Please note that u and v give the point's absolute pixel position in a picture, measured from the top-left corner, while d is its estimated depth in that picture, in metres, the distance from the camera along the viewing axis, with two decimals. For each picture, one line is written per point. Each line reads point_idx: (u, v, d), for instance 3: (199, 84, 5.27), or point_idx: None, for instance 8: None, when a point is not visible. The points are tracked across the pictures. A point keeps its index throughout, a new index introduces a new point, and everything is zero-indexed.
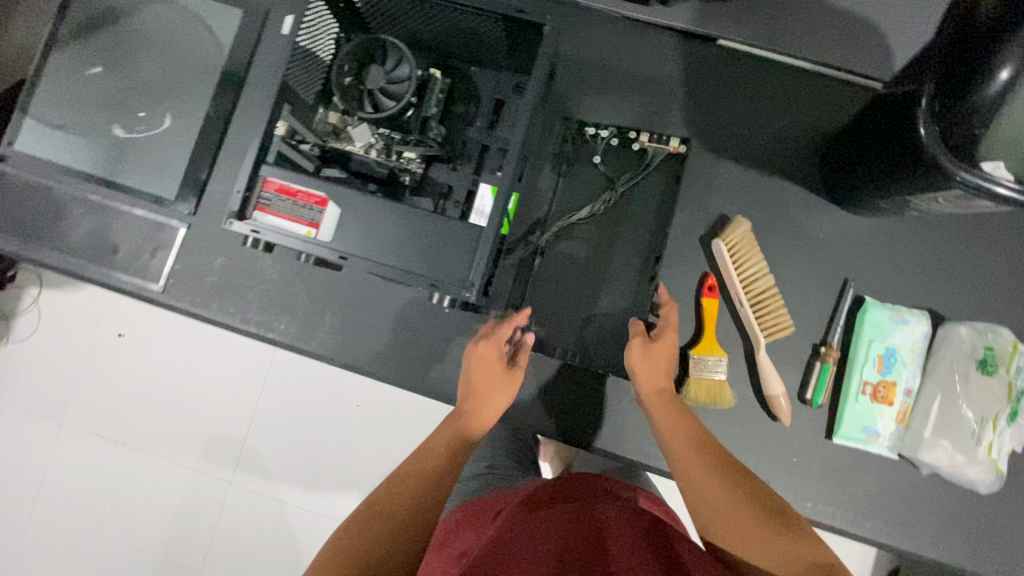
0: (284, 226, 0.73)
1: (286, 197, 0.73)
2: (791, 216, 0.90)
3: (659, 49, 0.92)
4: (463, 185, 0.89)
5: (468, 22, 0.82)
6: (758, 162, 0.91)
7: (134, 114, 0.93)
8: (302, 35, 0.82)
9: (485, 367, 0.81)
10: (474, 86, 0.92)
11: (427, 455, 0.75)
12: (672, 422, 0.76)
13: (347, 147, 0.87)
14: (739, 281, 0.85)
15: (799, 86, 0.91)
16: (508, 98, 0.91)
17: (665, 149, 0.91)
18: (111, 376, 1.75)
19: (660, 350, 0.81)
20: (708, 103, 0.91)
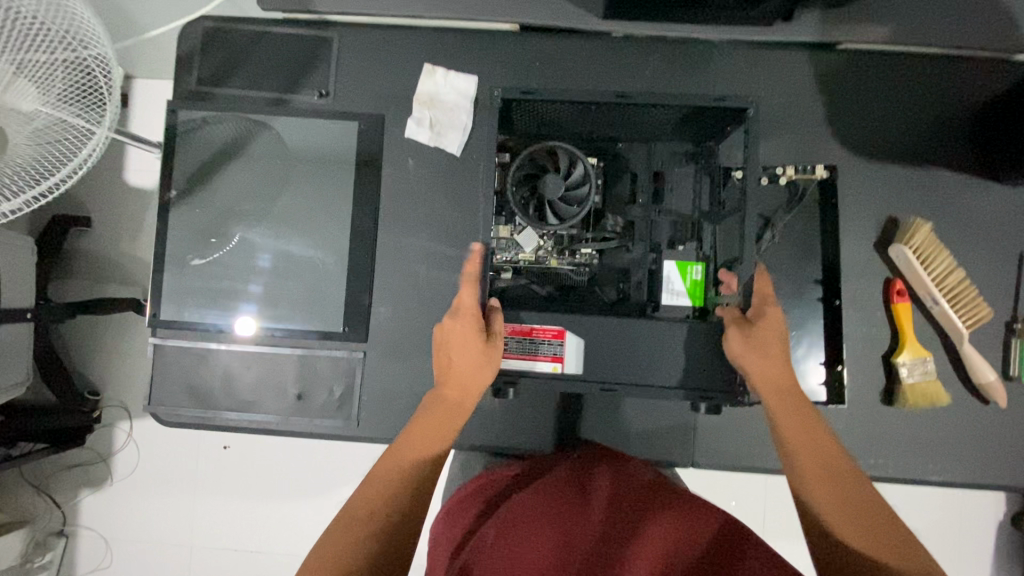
0: (528, 365, 0.78)
1: (522, 338, 0.78)
2: (956, 201, 0.90)
3: (789, 67, 0.92)
4: (640, 267, 0.86)
5: (641, 110, 0.81)
6: (913, 156, 0.91)
7: (208, 240, 0.94)
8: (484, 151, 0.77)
9: (451, 348, 0.74)
10: (627, 161, 0.90)
11: (397, 451, 0.68)
12: (788, 422, 0.67)
13: (518, 256, 0.83)
14: (931, 280, 0.86)
15: (934, 73, 0.91)
16: (666, 167, 0.89)
17: (813, 179, 0.88)
18: (231, 495, 1.51)
19: (770, 338, 0.71)
20: (851, 109, 0.91)
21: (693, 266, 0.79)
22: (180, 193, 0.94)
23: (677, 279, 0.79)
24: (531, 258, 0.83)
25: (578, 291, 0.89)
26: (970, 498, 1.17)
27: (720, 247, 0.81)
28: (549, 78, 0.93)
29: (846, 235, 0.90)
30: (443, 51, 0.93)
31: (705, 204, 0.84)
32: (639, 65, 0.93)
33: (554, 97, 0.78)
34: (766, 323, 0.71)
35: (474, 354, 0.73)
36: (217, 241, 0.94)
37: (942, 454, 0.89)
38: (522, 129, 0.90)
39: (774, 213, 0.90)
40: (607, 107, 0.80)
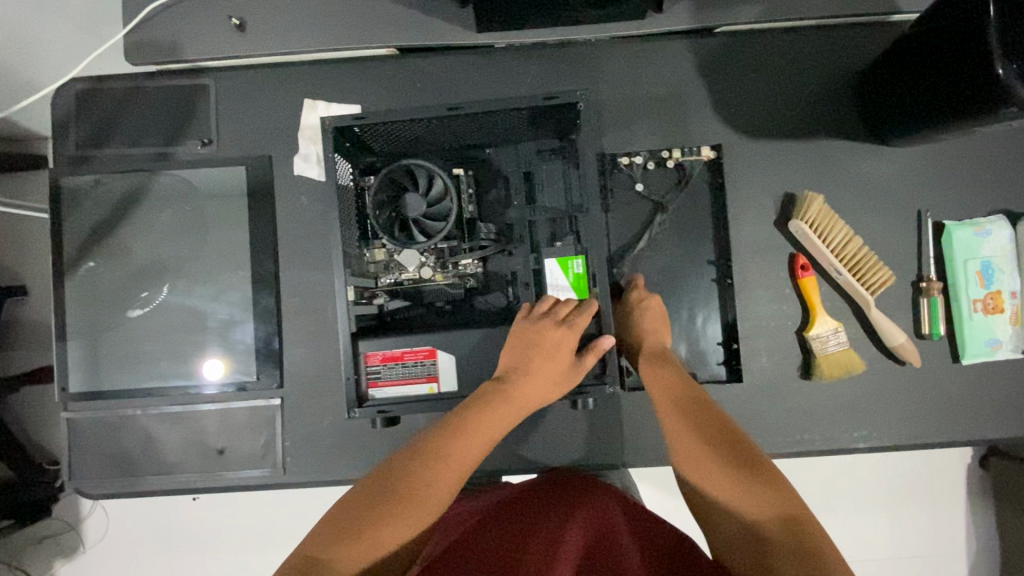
0: (404, 390, 0.78)
1: (393, 363, 0.78)
2: (849, 170, 0.91)
3: (668, 56, 0.92)
4: (527, 269, 0.86)
5: (489, 116, 0.82)
6: (800, 130, 0.91)
7: (138, 295, 0.92)
8: (342, 180, 0.80)
9: (558, 354, 0.76)
10: (495, 167, 0.90)
11: (434, 463, 0.68)
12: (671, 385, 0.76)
13: (401, 276, 0.84)
14: (828, 250, 0.87)
15: (810, 45, 0.92)
16: (535, 166, 0.88)
17: (699, 158, 0.90)
18: (195, 547, 1.41)
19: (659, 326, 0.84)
20: (733, 92, 0.91)
21: (573, 261, 0.81)
22: (97, 261, 0.92)
23: (559, 273, 0.81)
24: (415, 277, 0.84)
25: (470, 299, 0.89)
26: (924, 455, 1.18)
27: (590, 236, 0.80)
28: (428, 97, 0.92)
29: (745, 217, 0.90)
30: (322, 84, 0.92)
31: (575, 195, 0.83)
32: (514, 73, 0.92)
33: (392, 117, 0.79)
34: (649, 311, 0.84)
35: (558, 358, 0.76)
36: (148, 293, 0.92)
37: (865, 419, 0.89)
38: (388, 151, 0.90)
39: (664, 199, 0.91)
40: (448, 118, 0.81)
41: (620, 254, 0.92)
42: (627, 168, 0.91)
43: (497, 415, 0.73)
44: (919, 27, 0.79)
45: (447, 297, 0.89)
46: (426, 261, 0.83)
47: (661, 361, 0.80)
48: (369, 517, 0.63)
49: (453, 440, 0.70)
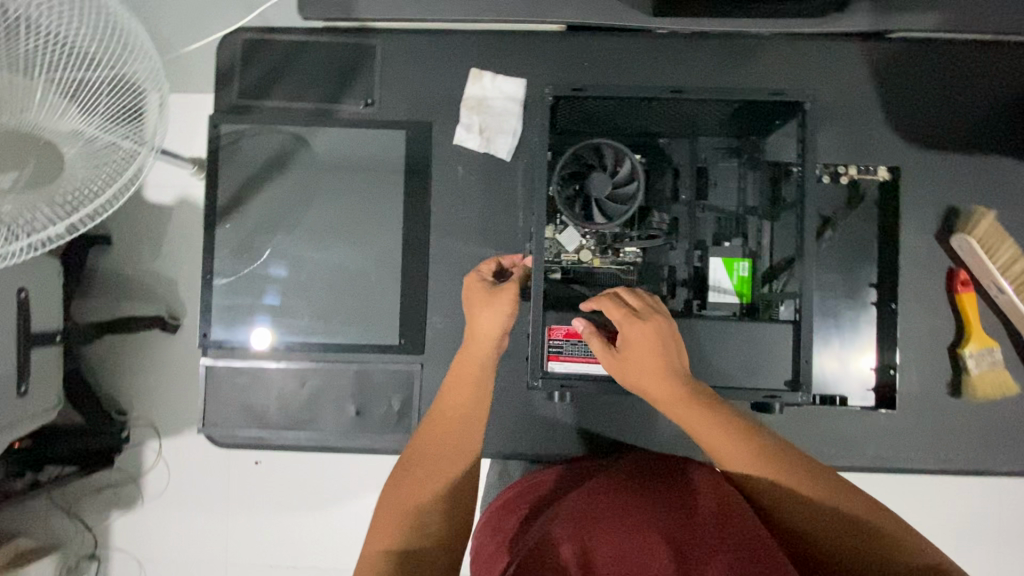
0: (587, 368, 0.77)
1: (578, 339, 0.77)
2: (1017, 188, 0.89)
3: (842, 58, 0.90)
4: (685, 266, 0.87)
5: (687, 107, 0.82)
6: (970, 144, 0.89)
7: (254, 255, 0.92)
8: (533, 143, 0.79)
9: (472, 295, 0.78)
10: (669, 160, 0.89)
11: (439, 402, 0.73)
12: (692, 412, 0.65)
13: (562, 255, 0.84)
14: (996, 269, 0.85)
15: (985, 58, 0.90)
16: (709, 162, 0.89)
17: (874, 179, 0.87)
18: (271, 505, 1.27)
19: (644, 354, 0.68)
20: (904, 100, 0.90)
21: (739, 263, 0.84)
22: (225, 210, 0.92)
23: (722, 271, 0.85)
24: (573, 257, 0.84)
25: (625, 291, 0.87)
26: None
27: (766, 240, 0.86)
28: (599, 77, 0.91)
29: (907, 226, 0.88)
30: (489, 54, 0.91)
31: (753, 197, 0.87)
32: (686, 60, 0.91)
33: (598, 90, 0.79)
34: (629, 344, 0.69)
35: (491, 304, 0.76)
36: (264, 254, 0.92)
37: (1009, 443, 0.88)
38: (565, 126, 0.88)
39: (835, 213, 0.88)
40: (647, 100, 0.80)
41: None
42: None
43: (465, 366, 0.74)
44: None
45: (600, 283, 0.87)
46: (587, 245, 0.83)
47: (635, 379, 0.69)
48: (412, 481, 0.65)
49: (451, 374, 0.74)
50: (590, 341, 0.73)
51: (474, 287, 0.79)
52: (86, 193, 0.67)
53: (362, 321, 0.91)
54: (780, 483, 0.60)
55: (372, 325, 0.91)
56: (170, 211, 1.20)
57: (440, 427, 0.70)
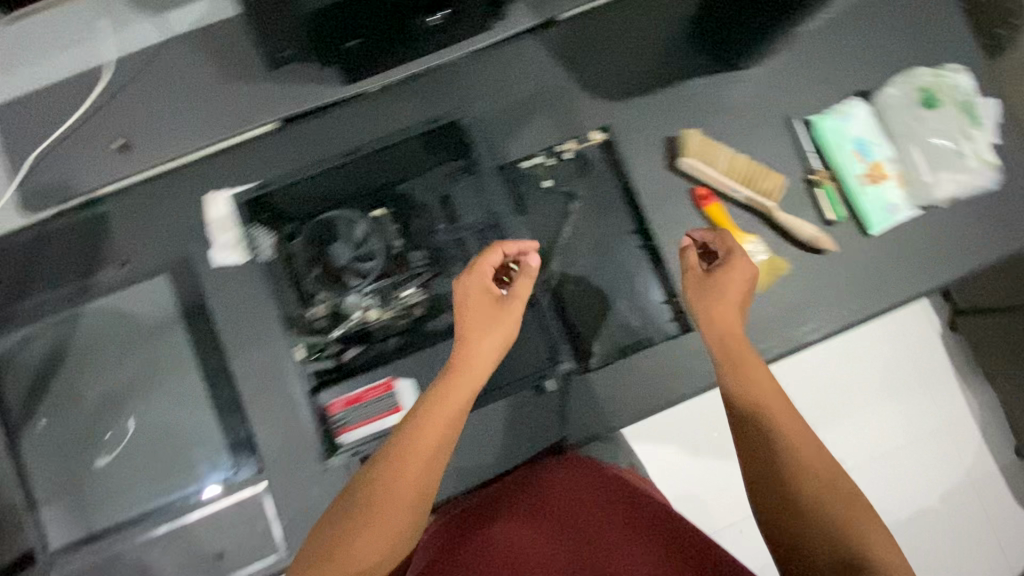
0: (373, 426, 0.88)
1: (356, 405, 0.89)
2: (711, 100, 0.98)
3: (522, 54, 0.99)
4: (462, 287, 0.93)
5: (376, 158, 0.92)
6: (658, 80, 0.99)
7: (64, 451, 0.90)
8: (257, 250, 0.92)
9: (476, 301, 0.78)
10: (416, 200, 0.95)
11: (417, 429, 0.68)
12: (746, 349, 0.73)
13: (349, 324, 0.89)
14: (719, 176, 0.94)
15: (638, 7, 1.01)
16: (450, 188, 0.95)
17: (591, 143, 0.97)
18: None
19: (734, 282, 0.77)
20: (589, 66, 0.99)
21: None
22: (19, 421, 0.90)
23: None
24: (361, 321, 0.90)
25: (423, 330, 0.91)
26: None
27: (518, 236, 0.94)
28: (318, 155, 0.96)
29: (637, 169, 0.96)
30: (217, 175, 0.95)
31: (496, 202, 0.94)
32: (394, 110, 0.98)
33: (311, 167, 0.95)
34: (725, 274, 0.78)
35: (493, 325, 0.77)
36: (72, 447, 0.90)
37: (806, 313, 0.94)
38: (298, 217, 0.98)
39: (571, 186, 0.97)
40: (359, 154, 0.95)
41: (549, 247, 0.96)
42: (531, 172, 0.97)
43: (454, 393, 0.71)
44: None
45: (395, 329, 0.91)
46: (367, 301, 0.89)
47: (716, 294, 0.77)
48: (353, 519, 0.64)
49: (442, 397, 0.70)
50: (686, 255, 0.84)
51: (467, 291, 0.78)
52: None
53: (192, 467, 0.90)
54: (805, 467, 0.62)
55: (204, 465, 0.90)
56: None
57: (418, 454, 0.66)
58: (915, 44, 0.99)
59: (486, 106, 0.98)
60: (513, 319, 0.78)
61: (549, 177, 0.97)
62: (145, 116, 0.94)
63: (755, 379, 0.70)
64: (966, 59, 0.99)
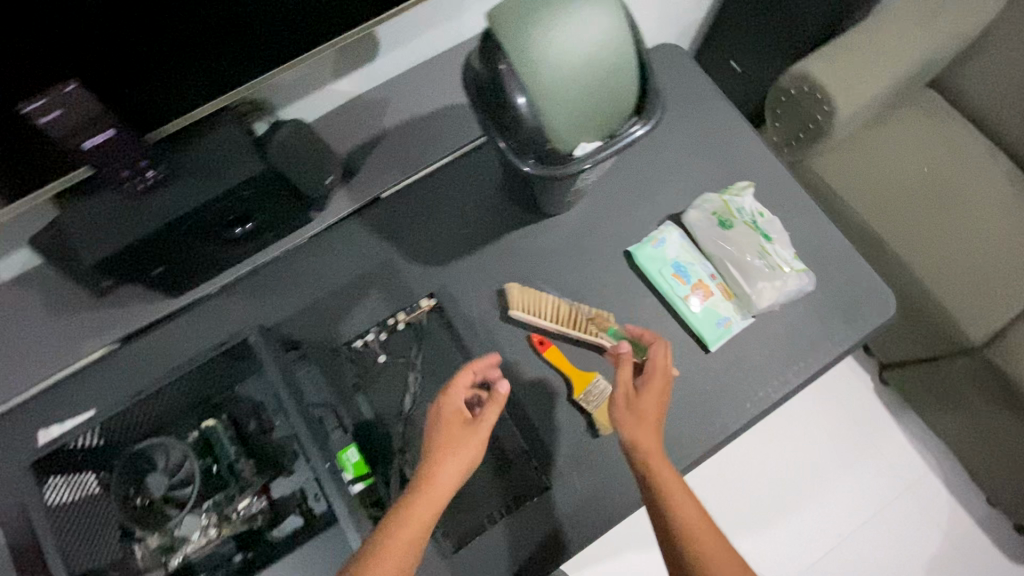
0: None
1: None
2: (532, 248, 1.03)
3: (348, 235, 1.03)
4: (302, 483, 0.89)
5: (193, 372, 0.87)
6: (478, 240, 1.04)
7: None
8: (56, 500, 0.78)
9: (448, 422, 0.80)
10: (252, 401, 0.93)
11: (398, 536, 0.70)
12: (651, 442, 0.80)
13: (184, 551, 0.83)
14: (548, 323, 0.96)
15: (452, 174, 1.08)
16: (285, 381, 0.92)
17: (421, 312, 1.00)
18: None
19: (654, 396, 0.83)
20: (413, 236, 1.04)
21: (348, 451, 0.88)
22: None
23: None
24: (200, 542, 0.84)
25: (265, 545, 0.86)
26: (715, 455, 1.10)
27: (359, 418, 0.93)
28: (150, 373, 0.97)
29: (472, 327, 0.99)
30: (57, 409, 0.96)
31: (329, 390, 0.94)
32: (225, 313, 1.00)
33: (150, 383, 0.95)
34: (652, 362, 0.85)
35: (463, 444, 0.78)
36: None
37: (669, 447, 0.91)
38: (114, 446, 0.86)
39: (409, 356, 0.98)
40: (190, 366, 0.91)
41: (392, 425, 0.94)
42: (366, 348, 0.98)
43: (426, 514, 0.72)
44: (485, 97, 0.75)
45: (233, 548, 0.85)
46: (201, 528, 0.85)
47: (640, 410, 0.81)
48: None
49: (408, 517, 0.72)
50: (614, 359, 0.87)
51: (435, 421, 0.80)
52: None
53: None
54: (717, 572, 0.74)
55: None
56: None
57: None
58: (711, 164, 1.06)
59: (315, 291, 1.00)
60: (482, 439, 0.79)
61: (385, 350, 0.99)
62: None
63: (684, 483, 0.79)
64: (758, 171, 1.06)
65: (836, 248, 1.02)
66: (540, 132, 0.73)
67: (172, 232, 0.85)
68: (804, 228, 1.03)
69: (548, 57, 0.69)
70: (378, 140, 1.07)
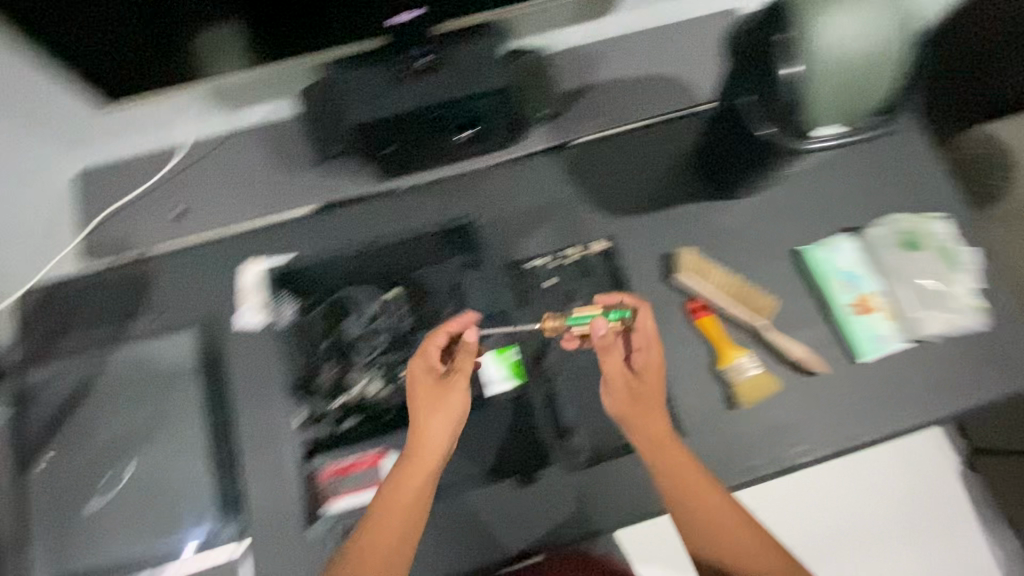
0: (356, 498, 0.94)
1: (344, 475, 0.95)
2: (708, 222, 1.07)
3: (541, 166, 1.11)
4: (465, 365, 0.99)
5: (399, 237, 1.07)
6: (659, 201, 1.09)
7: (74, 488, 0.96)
8: (275, 317, 1.03)
9: (417, 384, 0.85)
10: (430, 289, 1.05)
11: (392, 491, 0.80)
12: (655, 421, 0.85)
13: (353, 393, 0.98)
14: (712, 292, 1.01)
15: (648, 135, 1.13)
16: (463, 277, 1.05)
17: (593, 252, 1.05)
18: None
19: (654, 372, 0.88)
20: (598, 182, 1.11)
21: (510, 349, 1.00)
22: (41, 451, 0.98)
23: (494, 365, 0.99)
24: (366, 390, 0.97)
25: None
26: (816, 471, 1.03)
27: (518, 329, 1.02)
28: (337, 241, 1.07)
29: (637, 278, 1.04)
30: (259, 247, 1.06)
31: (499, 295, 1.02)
32: (416, 206, 1.08)
33: (348, 248, 1.06)
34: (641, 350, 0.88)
35: (439, 402, 0.84)
36: (83, 483, 0.97)
37: (796, 437, 0.97)
38: (325, 290, 1.07)
39: (571, 287, 1.03)
40: (388, 249, 1.07)
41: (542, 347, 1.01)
42: (534, 271, 1.05)
43: (413, 477, 0.80)
44: (754, 46, 0.81)
45: (393, 403, 0.98)
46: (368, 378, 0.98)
47: (643, 380, 0.87)
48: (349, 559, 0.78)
49: (397, 483, 0.80)
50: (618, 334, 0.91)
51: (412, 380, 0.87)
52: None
53: (188, 515, 0.95)
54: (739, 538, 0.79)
55: (199, 516, 0.95)
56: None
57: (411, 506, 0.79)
58: (903, 190, 1.08)
59: (500, 211, 1.08)
60: (460, 385, 0.84)
61: (551, 275, 1.04)
62: (206, 189, 1.08)
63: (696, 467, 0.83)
64: (948, 209, 1.07)
65: (1009, 304, 1.02)
66: (795, 95, 0.78)
67: (389, 123, 0.94)
68: (983, 275, 1.03)
69: (825, 42, 0.76)
70: (589, 89, 1.14)
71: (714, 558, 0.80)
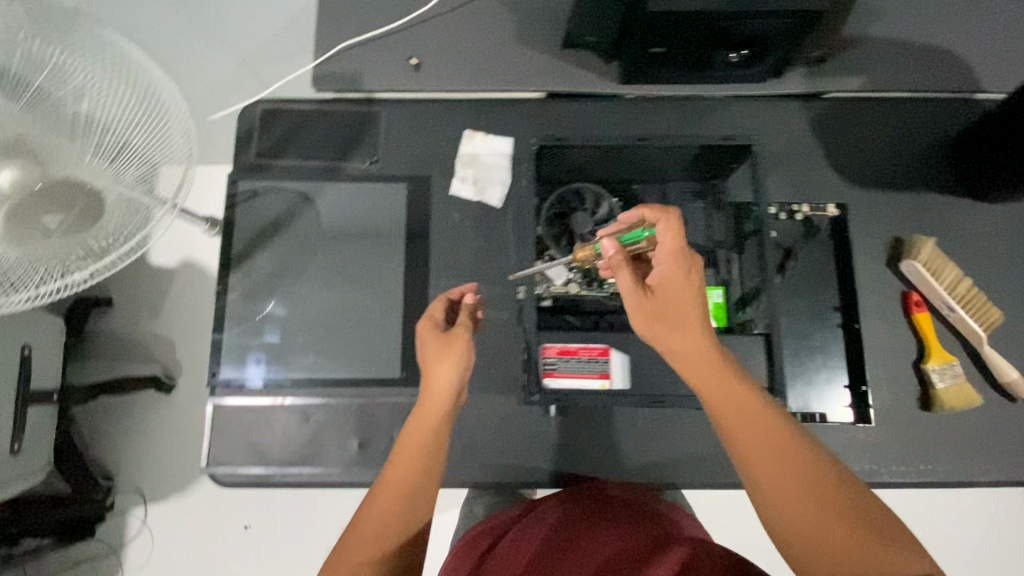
0: (578, 383, 0.76)
1: (569, 357, 0.77)
2: (951, 217, 1.00)
3: (787, 111, 1.04)
4: None
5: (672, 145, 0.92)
6: (904, 181, 1.01)
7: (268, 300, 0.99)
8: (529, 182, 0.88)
9: (423, 340, 0.72)
10: (642, 202, 0.99)
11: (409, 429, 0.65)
12: (684, 343, 0.64)
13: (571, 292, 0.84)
14: (942, 290, 0.94)
15: (910, 107, 1.04)
16: (685, 204, 0.99)
17: (824, 215, 0.99)
18: (274, 557, 1.09)
19: (679, 299, 0.65)
20: (843, 145, 1.03)
21: (712, 291, 0.94)
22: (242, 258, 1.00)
23: None
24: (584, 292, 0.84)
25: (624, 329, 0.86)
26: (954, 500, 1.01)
27: (728, 271, 0.95)
28: (560, 132, 1.02)
29: (861, 254, 0.99)
30: (484, 117, 1.03)
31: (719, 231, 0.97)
32: (648, 118, 1.03)
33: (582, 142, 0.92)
34: (662, 289, 0.66)
35: (451, 349, 0.70)
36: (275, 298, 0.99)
37: (986, 458, 0.92)
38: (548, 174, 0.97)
39: (790, 245, 0.98)
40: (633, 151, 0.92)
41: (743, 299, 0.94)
42: None
43: (413, 426, 0.66)
44: None
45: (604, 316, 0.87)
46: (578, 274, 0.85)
47: (672, 323, 0.65)
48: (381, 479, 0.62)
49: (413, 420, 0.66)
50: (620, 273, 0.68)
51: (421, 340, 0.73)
52: (120, 238, 0.72)
53: (367, 357, 0.97)
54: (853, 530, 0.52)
55: (376, 360, 0.97)
56: (168, 273, 1.20)
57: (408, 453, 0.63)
58: None
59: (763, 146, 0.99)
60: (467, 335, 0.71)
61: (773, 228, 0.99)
62: (446, 44, 1.04)
63: (747, 432, 0.58)
64: None
65: None
66: None
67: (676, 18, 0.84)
68: None
69: None
70: (863, 41, 1.04)
71: (796, 542, 0.54)
